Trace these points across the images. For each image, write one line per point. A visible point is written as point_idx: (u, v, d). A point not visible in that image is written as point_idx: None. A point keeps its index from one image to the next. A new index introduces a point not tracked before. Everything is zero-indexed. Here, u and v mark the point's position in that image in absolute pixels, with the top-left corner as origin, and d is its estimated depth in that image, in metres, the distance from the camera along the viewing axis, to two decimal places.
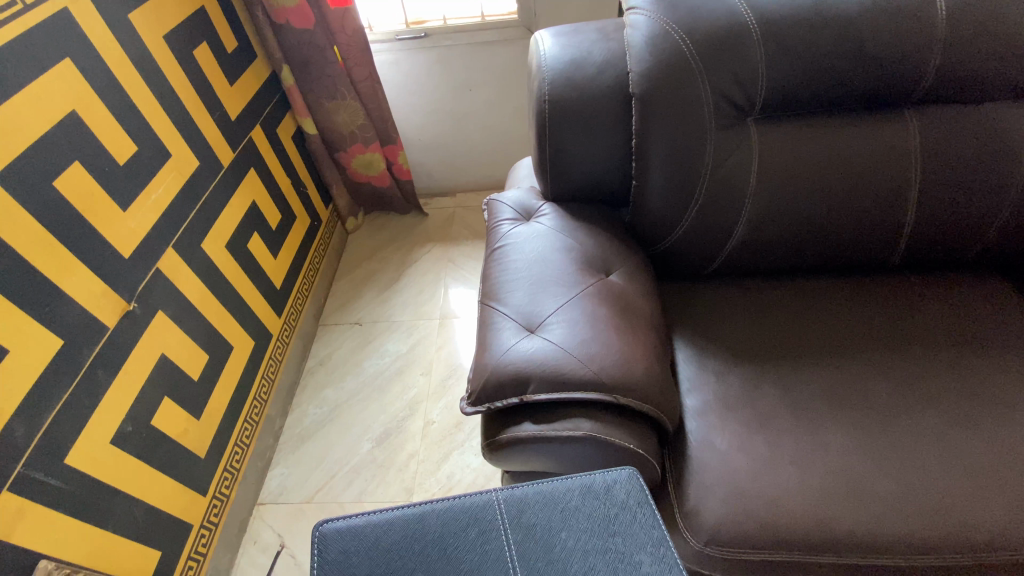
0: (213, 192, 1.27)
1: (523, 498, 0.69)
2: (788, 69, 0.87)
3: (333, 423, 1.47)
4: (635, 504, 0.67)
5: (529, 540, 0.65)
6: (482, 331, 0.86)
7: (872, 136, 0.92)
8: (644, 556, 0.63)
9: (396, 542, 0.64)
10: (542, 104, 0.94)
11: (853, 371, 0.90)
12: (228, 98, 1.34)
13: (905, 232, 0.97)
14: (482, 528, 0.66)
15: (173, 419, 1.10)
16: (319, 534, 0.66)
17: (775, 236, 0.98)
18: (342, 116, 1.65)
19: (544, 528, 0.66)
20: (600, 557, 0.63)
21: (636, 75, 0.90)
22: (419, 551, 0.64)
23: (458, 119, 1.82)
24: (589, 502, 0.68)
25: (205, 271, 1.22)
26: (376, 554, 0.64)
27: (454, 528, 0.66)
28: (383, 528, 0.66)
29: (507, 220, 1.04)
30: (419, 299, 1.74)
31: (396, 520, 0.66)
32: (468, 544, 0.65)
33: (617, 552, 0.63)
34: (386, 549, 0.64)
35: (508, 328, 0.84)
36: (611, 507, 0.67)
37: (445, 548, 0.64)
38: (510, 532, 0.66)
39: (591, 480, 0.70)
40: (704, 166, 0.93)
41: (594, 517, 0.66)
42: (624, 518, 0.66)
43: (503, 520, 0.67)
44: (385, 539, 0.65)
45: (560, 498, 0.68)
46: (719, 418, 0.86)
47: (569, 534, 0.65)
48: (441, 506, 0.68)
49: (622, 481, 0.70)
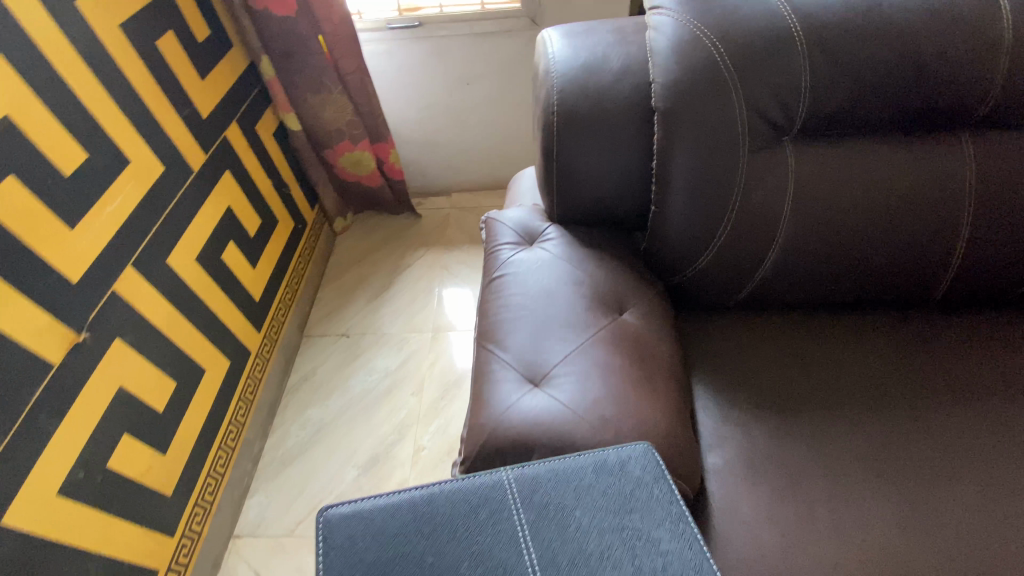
0: (181, 200, 1.14)
1: (534, 475, 0.61)
2: (835, 83, 0.76)
3: (316, 447, 1.37)
4: (652, 481, 0.60)
5: (543, 521, 0.58)
6: (478, 380, 0.76)
7: (924, 162, 0.81)
8: (664, 534, 0.57)
9: (397, 529, 0.57)
10: (551, 116, 0.82)
11: (892, 429, 0.80)
12: (200, 94, 1.21)
13: (952, 269, 0.87)
14: (492, 510, 0.59)
15: (134, 457, 1.01)
16: (322, 520, 0.59)
17: (809, 269, 0.87)
18: (328, 112, 1.51)
19: (558, 507, 0.58)
20: (618, 536, 0.57)
21: (660, 86, 0.78)
22: (425, 535, 0.56)
23: (455, 114, 1.68)
24: (604, 479, 0.61)
25: (172, 289, 1.10)
26: (379, 541, 0.56)
27: (462, 509, 0.58)
28: (386, 512, 0.58)
29: (508, 244, 0.92)
30: (411, 309, 1.62)
31: (398, 502, 0.59)
32: (478, 526, 0.57)
33: (636, 531, 0.57)
34: (387, 536, 0.56)
35: (508, 380, 0.74)
36: (629, 483, 0.60)
37: (452, 531, 0.57)
38: (522, 512, 0.58)
39: (605, 454, 0.63)
40: (734, 193, 0.82)
41: (611, 495, 0.59)
42: (641, 495, 0.59)
43: (513, 501, 0.59)
44: (388, 524, 0.57)
45: (572, 475, 0.61)
46: (745, 483, 0.76)
47: (585, 513, 0.58)
48: (446, 486, 0.60)
49: (637, 455, 0.63)
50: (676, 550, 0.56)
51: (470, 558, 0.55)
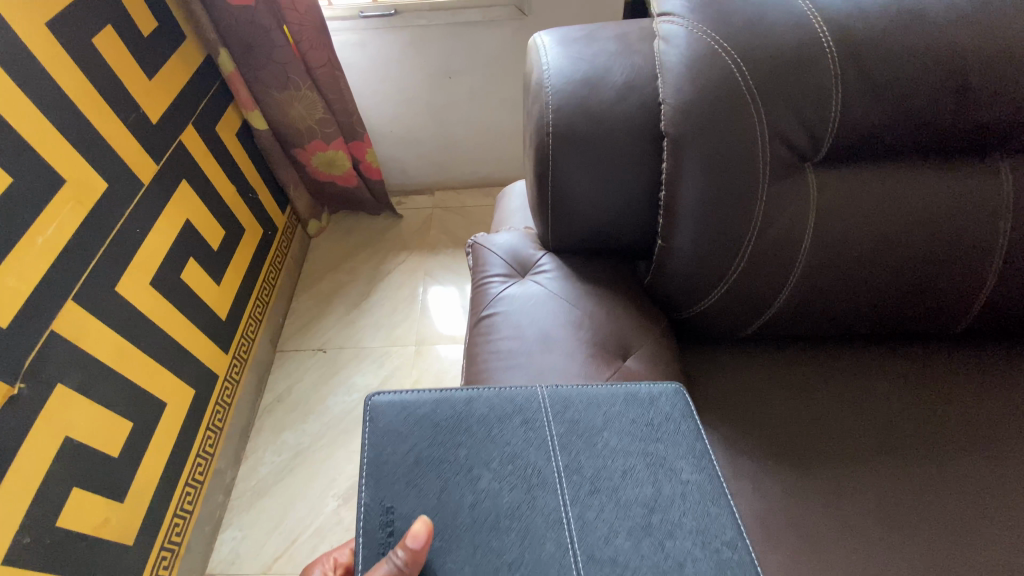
0: (131, 218, 1.02)
1: (567, 394, 0.63)
2: (866, 106, 0.68)
3: (293, 475, 1.29)
4: (680, 418, 0.62)
5: (572, 435, 0.60)
6: None
7: (956, 191, 0.73)
8: (687, 466, 0.58)
9: (438, 421, 0.60)
10: (545, 137, 0.72)
11: (914, 479, 0.73)
12: (148, 96, 1.08)
13: (978, 303, 0.80)
14: (527, 418, 0.61)
15: (86, 512, 0.91)
16: (369, 406, 0.61)
17: (828, 305, 0.80)
18: (296, 110, 1.37)
19: (588, 426, 0.60)
20: (643, 462, 0.58)
21: (670, 108, 0.70)
22: (463, 431, 0.59)
23: (436, 110, 1.55)
24: (633, 410, 0.62)
25: (122, 319, 1.00)
26: (422, 429, 0.59)
27: (498, 413, 0.61)
28: (430, 405, 0.61)
29: (497, 276, 0.84)
30: (392, 320, 1.52)
31: (444, 399, 0.62)
32: (512, 430, 0.60)
33: (659, 459, 0.58)
34: (429, 425, 0.59)
35: None
36: (657, 417, 0.62)
37: (488, 431, 0.59)
38: (552, 422, 0.61)
39: (635, 389, 0.64)
40: (751, 225, 0.73)
41: (636, 423, 0.61)
42: (669, 429, 0.61)
43: (546, 413, 0.61)
44: (431, 415, 0.60)
45: (601, 401, 0.63)
46: (757, 544, 0.70)
47: (613, 435, 0.60)
48: (486, 392, 0.63)
49: (667, 395, 0.64)
50: (695, 479, 0.57)
51: (496, 461, 0.58)
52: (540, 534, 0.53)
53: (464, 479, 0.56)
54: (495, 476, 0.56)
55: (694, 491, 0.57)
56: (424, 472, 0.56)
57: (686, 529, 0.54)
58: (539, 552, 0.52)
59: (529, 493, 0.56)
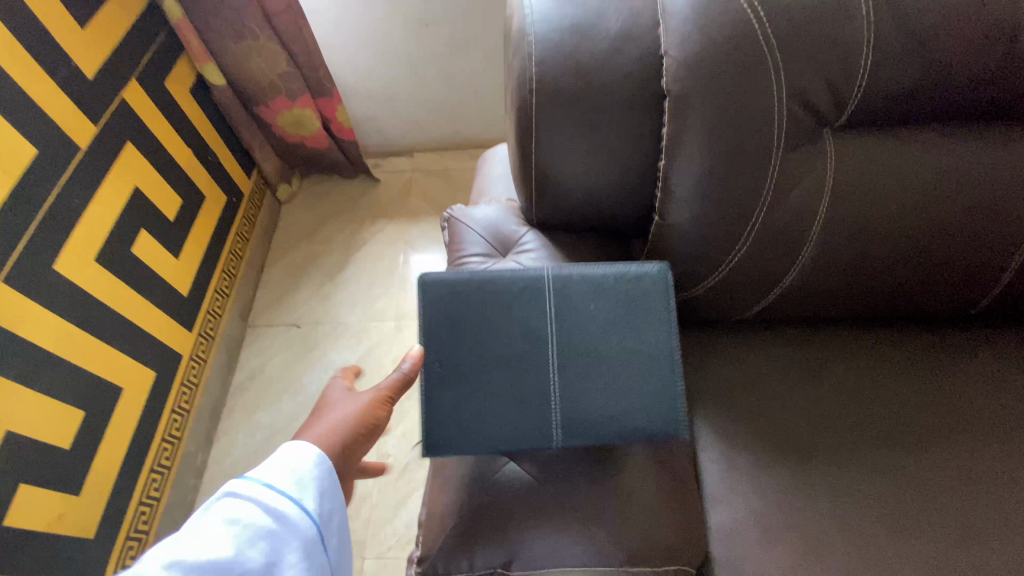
0: (67, 188, 0.91)
1: (561, 275, 0.63)
2: (901, 61, 0.59)
3: (267, 457, 1.23)
4: (661, 300, 0.62)
5: (561, 314, 0.62)
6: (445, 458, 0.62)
7: (990, 160, 0.64)
8: (657, 347, 0.61)
9: (448, 298, 0.62)
10: (528, 95, 0.62)
11: (923, 476, 0.68)
12: (80, 47, 0.94)
13: (1003, 285, 0.72)
14: (522, 299, 0.62)
15: (37, 509, 0.86)
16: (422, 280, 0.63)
17: (840, 286, 0.72)
18: (256, 62, 1.23)
19: (577, 307, 0.62)
20: (620, 340, 0.62)
21: (675, 61, 0.60)
22: (468, 307, 0.62)
23: (414, 64, 1.41)
24: (622, 291, 0.63)
25: (63, 301, 0.90)
26: (434, 304, 0.62)
27: (500, 295, 0.62)
28: (440, 283, 0.63)
29: (476, 256, 0.76)
30: (370, 294, 1.43)
31: (454, 278, 0.63)
32: (508, 307, 0.62)
33: (636, 338, 0.62)
34: (439, 300, 0.62)
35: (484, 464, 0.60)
36: (643, 290, 0.63)
37: (489, 307, 0.62)
38: (546, 316, 0.62)
39: (624, 269, 0.63)
40: (761, 199, 0.65)
41: (622, 295, 0.62)
42: (648, 309, 0.62)
43: (540, 295, 0.63)
44: (442, 292, 0.62)
45: (588, 270, 0.63)
46: (752, 545, 0.65)
47: (597, 310, 0.62)
48: (489, 273, 0.63)
49: (651, 277, 0.63)
50: (666, 348, 0.61)
51: (487, 308, 0.63)
52: (520, 375, 0.61)
53: (464, 345, 0.61)
54: (484, 322, 0.62)
55: (663, 359, 0.61)
56: (432, 335, 0.62)
57: (646, 389, 0.60)
58: (517, 400, 0.60)
59: (514, 342, 0.61)
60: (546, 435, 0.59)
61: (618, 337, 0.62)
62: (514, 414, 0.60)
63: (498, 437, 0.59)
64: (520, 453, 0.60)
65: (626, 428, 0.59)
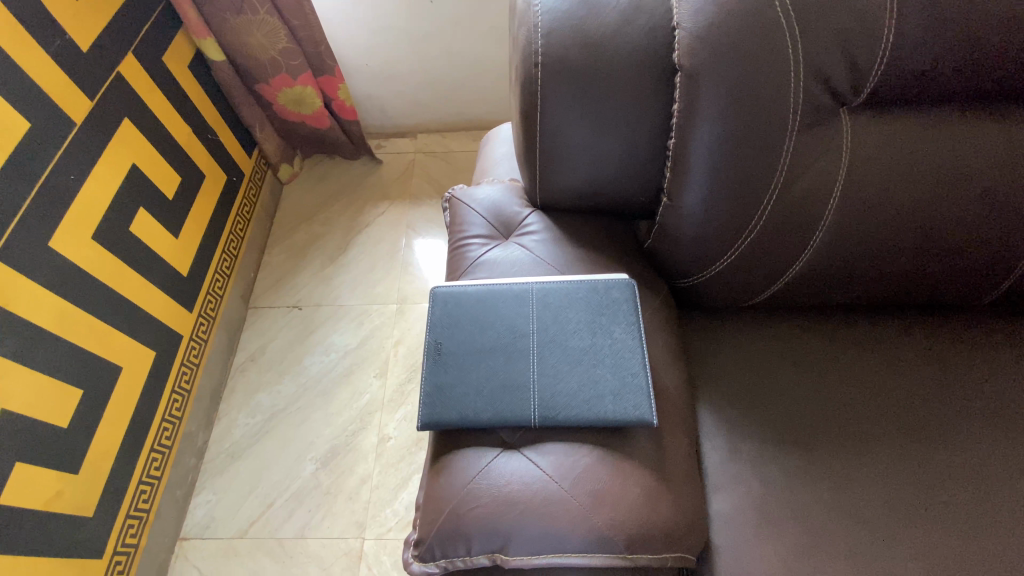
0: (62, 163, 0.89)
1: (536, 286, 0.66)
2: (924, 36, 0.56)
3: (267, 437, 1.22)
4: (627, 310, 0.64)
5: (537, 322, 0.63)
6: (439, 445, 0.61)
7: (1011, 143, 0.62)
8: (625, 349, 0.62)
9: (443, 314, 0.65)
10: (533, 69, 0.60)
11: (933, 468, 0.67)
12: (74, 17, 0.91)
13: (1018, 273, 0.70)
14: (501, 310, 0.64)
15: (33, 488, 0.85)
16: (431, 297, 0.66)
17: (851, 272, 0.70)
18: (255, 37, 1.20)
19: (551, 315, 0.64)
20: (593, 345, 0.62)
21: (687, 34, 0.57)
22: (458, 319, 0.64)
23: (417, 41, 1.38)
24: (591, 299, 0.64)
25: (59, 278, 0.89)
26: (431, 323, 0.64)
27: (483, 304, 0.65)
28: (437, 301, 0.66)
29: (477, 237, 0.74)
30: (372, 277, 1.42)
31: (447, 295, 0.66)
32: (490, 318, 0.64)
33: (606, 342, 0.62)
34: (435, 318, 0.64)
35: (478, 456, 0.58)
36: (611, 295, 0.64)
37: (474, 320, 0.64)
38: (523, 325, 0.63)
39: (594, 282, 0.65)
40: (773, 181, 0.63)
41: (592, 298, 0.65)
42: (618, 317, 0.63)
43: (517, 305, 0.64)
44: (438, 309, 0.65)
45: (562, 281, 0.66)
46: (754, 534, 0.64)
47: (570, 317, 0.63)
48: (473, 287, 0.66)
49: (616, 288, 0.65)
50: (633, 347, 0.62)
51: (469, 303, 0.65)
52: (498, 361, 0.61)
53: (452, 358, 0.62)
54: (460, 318, 0.64)
55: (636, 355, 0.61)
56: (430, 355, 0.63)
57: (617, 379, 0.60)
58: (497, 402, 0.59)
59: (493, 332, 0.63)
60: (522, 416, 0.58)
61: (591, 335, 0.62)
62: (490, 394, 0.59)
63: (474, 416, 0.58)
64: (520, 439, 0.59)
65: (599, 414, 0.58)
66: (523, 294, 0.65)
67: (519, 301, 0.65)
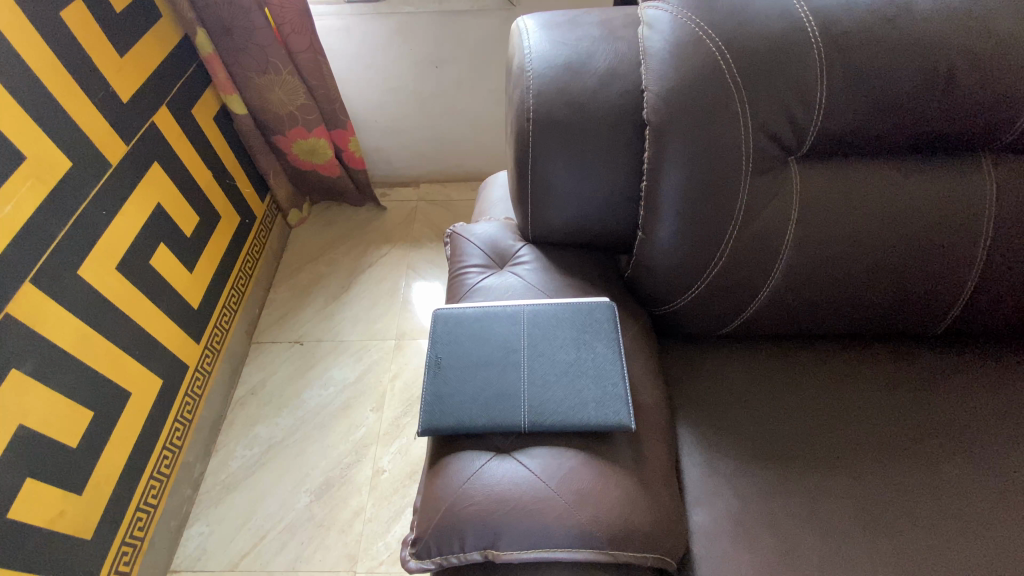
0: (97, 200, 0.98)
1: (530, 310, 0.73)
2: (854, 100, 0.67)
3: (263, 469, 1.24)
4: (609, 328, 0.71)
5: (531, 340, 0.70)
6: (439, 455, 0.65)
7: (942, 191, 0.72)
8: (605, 363, 0.69)
9: (447, 336, 0.71)
10: (525, 123, 0.70)
11: (893, 482, 0.72)
12: (120, 75, 1.02)
13: (957, 305, 0.78)
14: (500, 331, 0.71)
15: (40, 504, 0.88)
16: (437, 317, 0.73)
17: (810, 302, 0.78)
18: (277, 95, 1.32)
19: (543, 333, 0.71)
20: (578, 360, 0.69)
21: (653, 94, 0.68)
22: (459, 338, 0.71)
23: (423, 101, 1.51)
24: (579, 320, 0.72)
25: (84, 304, 0.96)
26: (436, 343, 0.71)
27: (483, 326, 0.71)
28: (443, 324, 0.72)
29: (475, 267, 0.83)
30: (371, 314, 1.49)
31: (453, 318, 0.72)
32: (488, 339, 0.70)
33: (589, 357, 0.69)
34: (440, 339, 0.71)
35: (475, 460, 0.63)
36: (594, 317, 0.72)
37: (474, 339, 0.70)
38: (519, 343, 0.70)
39: (580, 305, 0.73)
40: (734, 219, 0.72)
41: (577, 317, 0.72)
42: (600, 336, 0.71)
43: (515, 325, 0.71)
44: (443, 331, 0.72)
45: (551, 304, 0.73)
46: (730, 543, 0.68)
47: (561, 335, 0.70)
48: (475, 311, 0.73)
49: (599, 311, 0.73)
50: (612, 363, 0.69)
51: (467, 322, 0.72)
52: (492, 372, 0.68)
53: (454, 374, 0.68)
54: (462, 338, 0.71)
55: (615, 367, 0.68)
56: (436, 373, 0.68)
57: (598, 390, 0.66)
58: (493, 411, 0.65)
59: (488, 347, 0.70)
60: (512, 422, 0.64)
61: (576, 352, 0.69)
62: (485, 402, 0.65)
63: (469, 422, 0.64)
64: (512, 444, 0.65)
65: (583, 419, 0.64)
66: (516, 314, 0.72)
67: (512, 320, 0.72)
